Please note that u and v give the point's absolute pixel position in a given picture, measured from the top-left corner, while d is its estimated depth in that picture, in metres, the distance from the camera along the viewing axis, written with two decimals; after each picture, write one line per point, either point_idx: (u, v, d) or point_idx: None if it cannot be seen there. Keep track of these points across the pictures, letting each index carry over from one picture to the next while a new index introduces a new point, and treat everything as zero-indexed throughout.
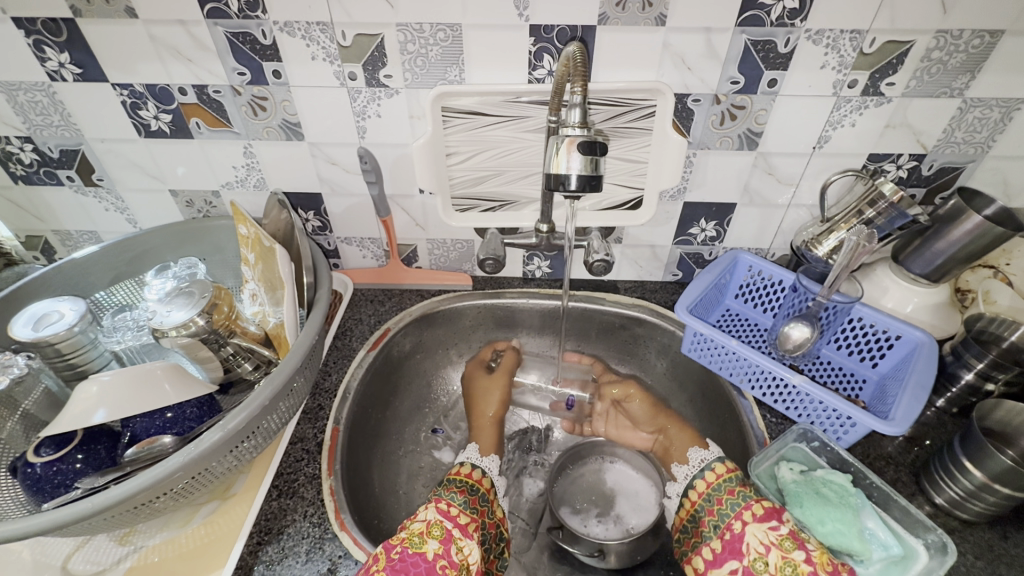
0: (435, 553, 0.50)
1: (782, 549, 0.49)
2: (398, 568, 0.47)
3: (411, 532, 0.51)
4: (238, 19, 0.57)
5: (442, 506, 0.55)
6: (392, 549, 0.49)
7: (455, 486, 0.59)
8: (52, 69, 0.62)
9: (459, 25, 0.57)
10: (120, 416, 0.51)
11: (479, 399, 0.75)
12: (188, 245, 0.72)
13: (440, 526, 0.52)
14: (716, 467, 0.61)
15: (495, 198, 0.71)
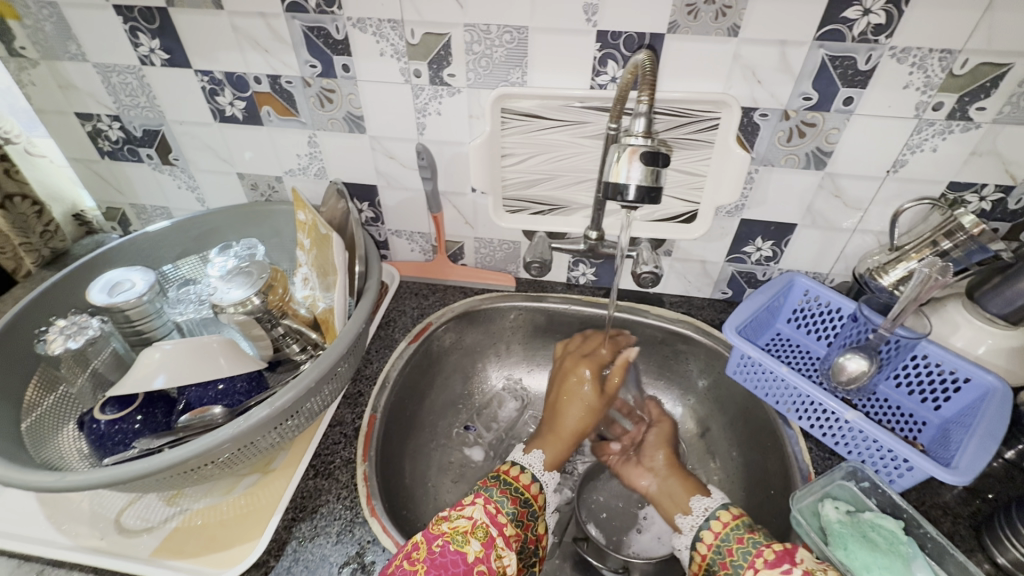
0: (475, 556, 0.49)
1: None
2: (438, 563, 0.47)
3: (454, 527, 0.51)
4: (314, 14, 0.60)
5: (491, 507, 0.54)
6: (433, 541, 0.49)
7: (508, 490, 0.57)
8: (144, 54, 0.67)
9: (526, 27, 0.57)
10: (177, 382, 0.55)
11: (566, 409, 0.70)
12: (249, 226, 0.76)
13: (485, 528, 0.52)
14: (721, 515, 0.57)
15: (547, 201, 0.71)
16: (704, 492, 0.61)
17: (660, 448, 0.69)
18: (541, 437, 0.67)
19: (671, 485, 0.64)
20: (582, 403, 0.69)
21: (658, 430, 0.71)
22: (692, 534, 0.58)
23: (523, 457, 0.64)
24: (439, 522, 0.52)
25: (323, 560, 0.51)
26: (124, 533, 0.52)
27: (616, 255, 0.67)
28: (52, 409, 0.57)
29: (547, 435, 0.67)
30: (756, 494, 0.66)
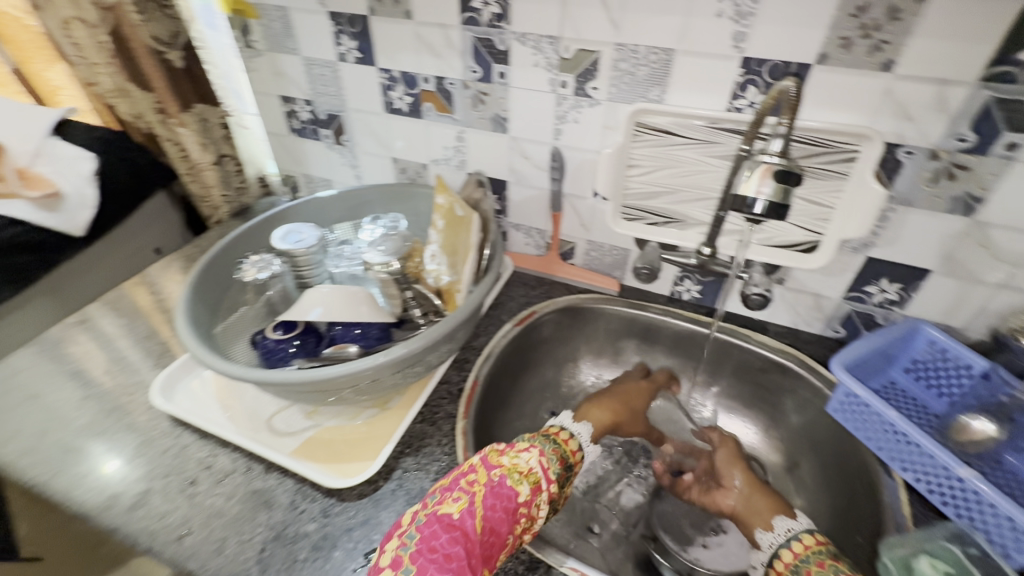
0: (524, 498, 0.51)
1: None
2: (495, 491, 0.50)
3: (513, 465, 0.54)
4: (485, 27, 0.69)
5: (543, 460, 0.56)
6: (492, 471, 0.52)
7: (558, 451, 0.59)
8: (342, 52, 0.81)
9: (673, 50, 0.62)
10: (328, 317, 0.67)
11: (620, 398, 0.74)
12: (395, 204, 0.88)
13: (537, 476, 0.54)
14: (805, 538, 0.56)
15: (664, 213, 0.74)
16: (788, 512, 0.60)
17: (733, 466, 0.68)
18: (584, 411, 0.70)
19: (753, 501, 0.63)
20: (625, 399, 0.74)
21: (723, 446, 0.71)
22: (773, 548, 0.58)
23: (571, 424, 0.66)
24: (498, 456, 0.55)
25: (422, 490, 0.58)
26: (273, 432, 0.64)
27: (730, 273, 0.69)
28: (236, 323, 0.72)
29: (586, 410, 0.70)
30: (843, 539, 0.63)
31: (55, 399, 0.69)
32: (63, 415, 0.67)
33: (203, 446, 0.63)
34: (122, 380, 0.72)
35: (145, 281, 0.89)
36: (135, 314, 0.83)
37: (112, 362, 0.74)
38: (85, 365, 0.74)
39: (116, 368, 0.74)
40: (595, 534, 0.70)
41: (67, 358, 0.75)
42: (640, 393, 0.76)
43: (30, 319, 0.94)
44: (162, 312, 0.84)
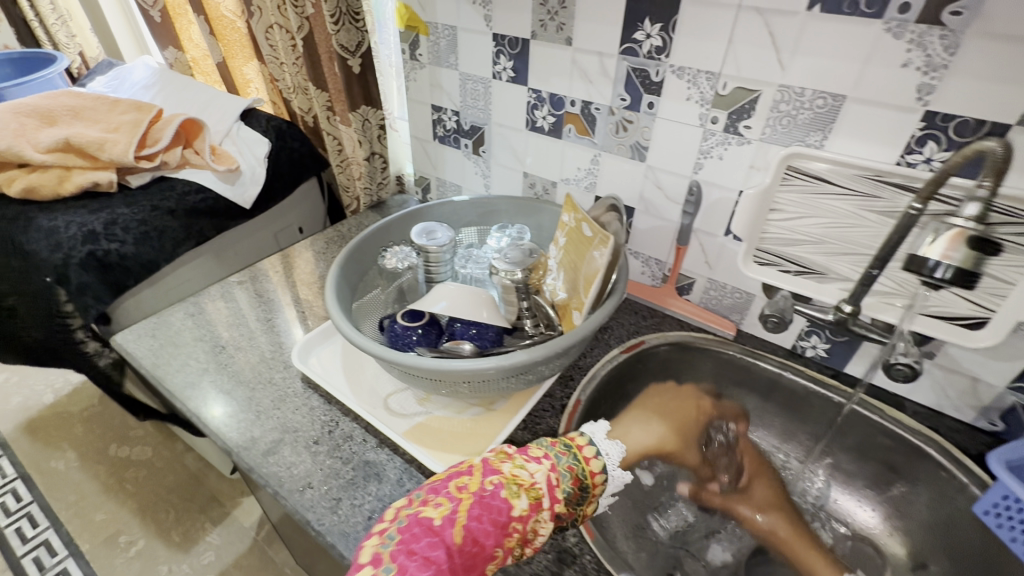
0: (519, 513, 0.49)
1: None
2: (484, 501, 0.49)
3: (514, 475, 0.52)
4: (643, 58, 0.71)
5: (553, 476, 0.53)
6: (489, 478, 0.51)
7: (572, 466, 0.55)
8: (497, 70, 0.87)
9: (844, 96, 0.59)
10: (450, 311, 0.72)
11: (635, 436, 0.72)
12: (522, 216, 0.91)
13: (539, 492, 0.51)
14: None
15: (804, 263, 0.70)
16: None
17: (792, 528, 0.71)
18: (635, 422, 0.75)
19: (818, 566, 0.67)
20: (679, 420, 0.77)
21: (762, 482, 0.76)
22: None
23: (599, 441, 0.61)
24: (502, 462, 0.54)
25: None
26: (388, 411, 0.69)
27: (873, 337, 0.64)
28: (368, 303, 0.78)
29: (636, 425, 0.74)
30: None
31: (215, 346, 0.80)
32: (219, 361, 0.77)
33: (327, 412, 0.70)
34: (267, 340, 0.82)
35: (292, 257, 1.01)
36: (282, 284, 0.94)
37: (262, 323, 0.85)
38: (241, 321, 0.85)
39: (264, 328, 0.84)
40: None
41: (226, 313, 0.86)
42: (688, 413, 0.79)
43: (196, 275, 1.06)
44: (303, 286, 0.94)
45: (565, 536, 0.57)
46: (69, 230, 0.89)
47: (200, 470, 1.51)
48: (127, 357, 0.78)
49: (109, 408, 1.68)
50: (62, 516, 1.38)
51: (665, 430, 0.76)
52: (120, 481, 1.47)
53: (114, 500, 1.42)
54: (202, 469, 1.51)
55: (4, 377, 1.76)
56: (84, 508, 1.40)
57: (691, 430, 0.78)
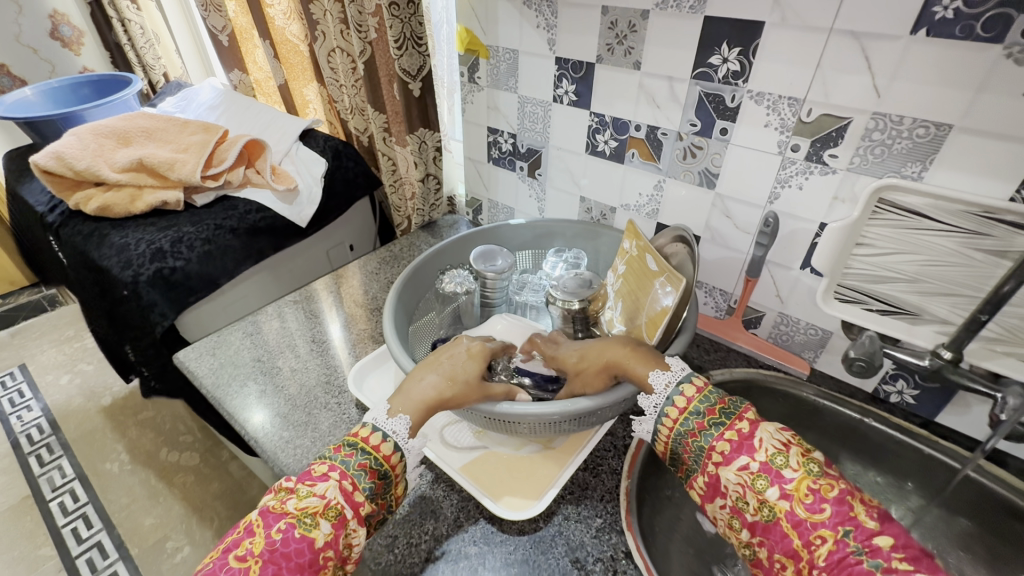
0: (324, 541, 0.44)
1: (755, 490, 0.44)
2: (274, 555, 0.42)
3: (302, 508, 0.45)
4: (718, 83, 0.68)
5: (346, 484, 0.47)
6: (274, 529, 0.44)
7: (366, 462, 0.49)
8: (559, 94, 0.85)
9: (950, 125, 0.54)
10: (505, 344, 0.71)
11: (420, 373, 0.57)
12: (580, 241, 0.89)
13: (338, 508, 0.45)
14: (687, 388, 0.52)
15: (894, 302, 0.65)
16: (661, 363, 0.55)
17: (597, 351, 0.59)
18: (402, 388, 0.55)
19: (629, 369, 0.56)
20: (457, 362, 0.58)
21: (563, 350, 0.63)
22: (655, 412, 0.53)
23: (383, 422, 0.52)
24: (283, 500, 0.46)
25: (581, 544, 0.56)
26: (443, 445, 0.66)
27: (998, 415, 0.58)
28: (423, 327, 0.78)
29: (409, 385, 0.56)
30: None
31: (271, 366, 0.80)
32: (273, 383, 0.77)
33: None
34: (321, 362, 0.82)
35: (344, 277, 1.01)
36: (336, 304, 0.95)
37: (317, 343, 0.86)
38: (296, 341, 0.85)
39: (319, 349, 0.85)
40: None
41: (283, 332, 0.87)
42: (473, 358, 0.59)
43: (252, 291, 1.08)
44: (355, 307, 0.94)
45: None
46: (139, 247, 0.92)
47: (244, 479, 1.53)
48: (188, 374, 0.80)
49: (163, 413, 1.74)
50: (114, 518, 1.42)
51: (445, 379, 0.56)
52: (169, 486, 1.50)
53: (163, 505, 1.45)
54: (246, 477, 1.54)
55: (69, 378, 1.84)
56: (135, 512, 1.43)
57: (471, 371, 0.57)
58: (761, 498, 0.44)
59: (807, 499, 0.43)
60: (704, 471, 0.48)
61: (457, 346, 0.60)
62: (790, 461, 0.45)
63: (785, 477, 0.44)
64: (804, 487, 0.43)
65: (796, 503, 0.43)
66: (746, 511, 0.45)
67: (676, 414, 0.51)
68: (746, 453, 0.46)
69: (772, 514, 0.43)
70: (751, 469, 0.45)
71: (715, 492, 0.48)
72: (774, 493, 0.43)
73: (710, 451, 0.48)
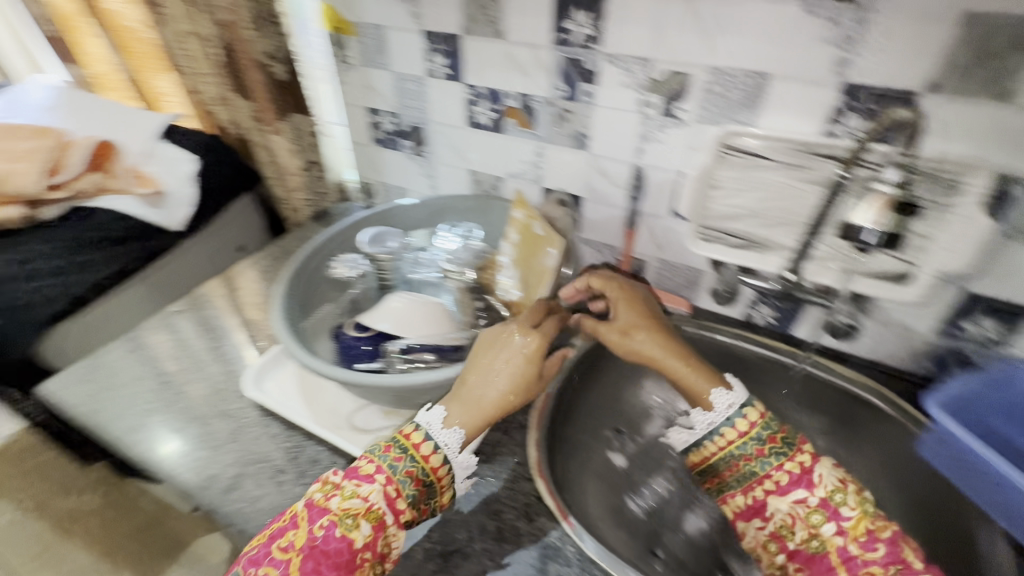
0: (362, 543, 0.47)
1: (807, 522, 0.51)
2: (315, 551, 0.46)
3: (345, 509, 0.48)
4: (576, 48, 0.71)
5: (390, 490, 0.49)
6: (319, 525, 0.47)
7: (413, 470, 0.50)
8: (432, 68, 0.85)
9: (769, 74, 0.62)
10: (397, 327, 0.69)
11: (484, 377, 0.55)
12: (473, 214, 0.90)
13: (379, 513, 0.48)
14: (749, 414, 0.55)
15: (746, 237, 0.73)
16: (724, 384, 0.57)
17: (664, 344, 0.61)
18: (460, 394, 0.55)
19: (692, 380, 0.58)
20: (519, 372, 0.55)
21: (620, 304, 0.67)
22: (708, 428, 0.56)
23: (438, 431, 0.52)
24: (328, 499, 0.49)
25: (496, 496, 0.60)
26: (354, 430, 0.66)
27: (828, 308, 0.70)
28: (321, 320, 0.76)
29: (474, 385, 0.55)
30: None
31: (160, 384, 0.75)
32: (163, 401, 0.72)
33: (290, 437, 0.67)
34: (215, 370, 0.77)
35: (234, 279, 0.95)
36: (228, 308, 0.89)
37: (210, 350, 0.81)
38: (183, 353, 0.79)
39: (212, 357, 0.80)
40: (659, 559, 0.69)
41: (169, 346, 0.81)
42: (531, 359, 0.55)
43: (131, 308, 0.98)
44: (248, 309, 0.89)
45: (546, 531, 0.56)
46: None
47: None
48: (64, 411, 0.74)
49: None
50: None
51: (507, 389, 0.54)
52: None
53: None
54: None
55: None
56: None
57: (527, 373, 0.55)
58: (813, 531, 0.50)
59: (861, 537, 0.49)
60: (750, 493, 0.54)
61: (511, 344, 0.56)
62: (848, 500, 0.50)
63: (842, 514, 0.50)
64: (860, 526, 0.49)
65: (850, 540, 0.49)
66: (791, 539, 0.52)
67: (734, 437, 0.55)
68: (805, 487, 0.51)
69: (823, 547, 0.50)
70: (809, 503, 0.51)
71: (756, 513, 0.54)
72: (830, 528, 0.50)
73: (767, 479, 0.53)
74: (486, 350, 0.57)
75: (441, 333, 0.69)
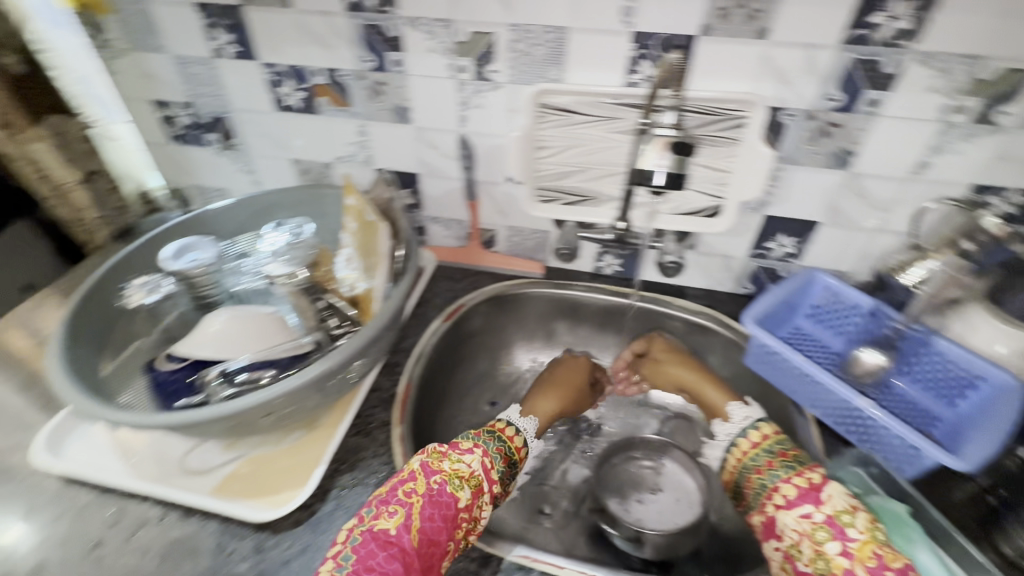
0: (465, 503, 0.52)
1: (813, 540, 0.48)
2: (433, 499, 0.50)
3: (455, 470, 0.54)
4: (373, 13, 0.66)
5: (487, 461, 0.57)
6: (433, 477, 0.52)
7: (501, 447, 0.61)
8: (217, 47, 0.74)
9: (566, 28, 0.62)
10: (219, 349, 0.61)
11: (554, 388, 0.75)
12: (301, 208, 0.81)
13: (478, 479, 0.55)
14: (761, 428, 0.61)
15: (577, 193, 0.75)
16: (739, 401, 0.66)
17: (704, 373, 0.73)
18: (534, 400, 0.72)
19: (715, 399, 0.69)
20: (578, 382, 0.76)
21: (662, 347, 0.78)
22: (728, 439, 0.63)
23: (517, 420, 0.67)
24: (439, 460, 0.55)
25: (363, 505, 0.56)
26: (188, 473, 0.58)
27: (644, 245, 0.78)
28: (127, 363, 0.65)
29: (533, 402, 0.72)
30: None
31: None
32: None
33: (108, 500, 0.57)
34: None
35: None
36: None
37: None
38: None
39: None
40: (547, 515, 0.71)
41: None
42: (587, 368, 0.79)
43: None
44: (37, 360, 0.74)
45: None
46: None
47: None
48: None
49: None
50: None
51: (562, 401, 0.73)
52: None
53: None
54: None
55: None
56: None
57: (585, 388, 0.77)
58: (818, 549, 0.47)
59: (870, 561, 0.45)
60: (764, 512, 0.53)
61: (576, 364, 0.79)
62: (856, 521, 0.47)
63: (848, 535, 0.47)
64: (867, 550, 0.46)
65: (857, 562, 0.45)
66: (800, 559, 0.49)
67: (746, 447, 0.60)
68: (812, 503, 0.50)
69: (827, 567, 0.46)
70: (815, 519, 0.49)
71: (772, 532, 0.52)
72: (833, 546, 0.47)
73: (776, 493, 0.53)
74: (560, 368, 0.79)
75: (271, 346, 0.62)
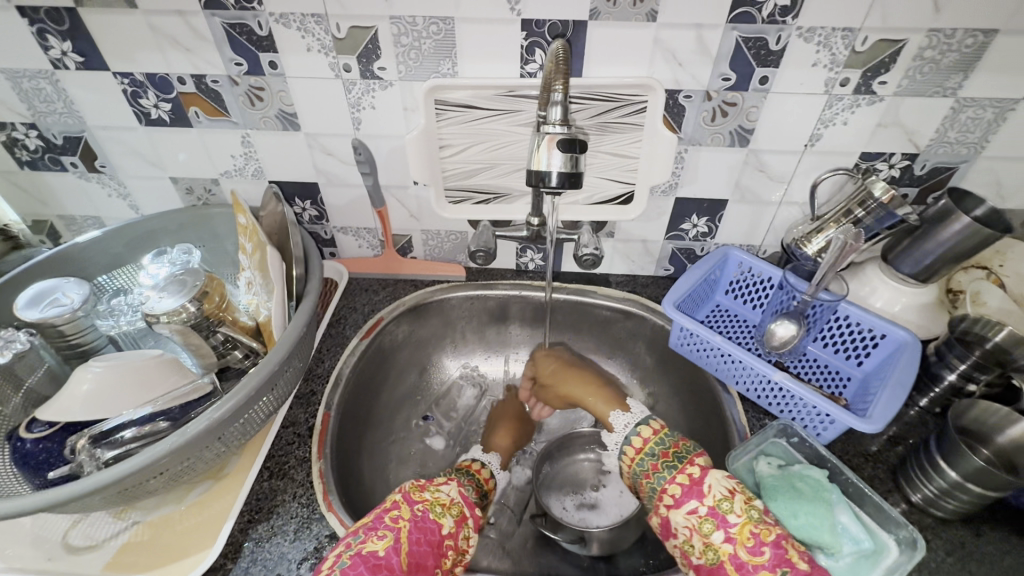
0: (449, 530, 0.51)
1: (701, 533, 0.49)
2: (419, 527, 0.49)
3: (435, 498, 0.52)
4: (235, 10, 0.58)
5: (464, 491, 0.56)
6: (415, 504, 0.51)
7: (472, 481, 0.64)
8: (55, 57, 0.64)
9: (451, 18, 0.57)
10: (97, 407, 0.53)
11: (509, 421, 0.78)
12: (188, 231, 0.73)
13: (460, 507, 0.54)
14: (643, 429, 0.62)
15: (486, 191, 0.73)
16: (621, 408, 0.69)
17: (591, 382, 0.75)
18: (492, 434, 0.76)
19: (599, 408, 0.72)
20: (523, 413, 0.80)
21: (553, 363, 0.80)
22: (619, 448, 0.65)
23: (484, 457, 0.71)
24: (419, 490, 0.53)
25: (281, 557, 0.51)
26: (72, 551, 0.52)
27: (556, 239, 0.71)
28: None
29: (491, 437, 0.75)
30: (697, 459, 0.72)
31: None
32: None
33: None
34: None
35: None
36: None
37: None
38: None
39: None
40: (492, 525, 0.69)
41: None
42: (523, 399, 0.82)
43: None
44: None
45: None
46: None
47: None
48: None
49: None
50: None
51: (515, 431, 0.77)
52: None
53: None
54: None
55: None
56: None
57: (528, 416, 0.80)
58: (707, 541, 0.48)
59: (749, 542, 0.46)
60: (658, 513, 0.54)
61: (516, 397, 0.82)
62: (734, 505, 0.49)
63: (729, 521, 0.48)
64: (746, 531, 0.47)
65: (739, 546, 0.47)
66: (693, 554, 0.49)
67: (633, 453, 0.62)
68: (696, 497, 0.51)
69: (717, 557, 0.48)
70: (699, 512, 0.50)
71: (669, 533, 0.52)
72: (718, 535, 0.48)
73: (664, 494, 0.54)
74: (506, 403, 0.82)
75: (165, 393, 0.55)
